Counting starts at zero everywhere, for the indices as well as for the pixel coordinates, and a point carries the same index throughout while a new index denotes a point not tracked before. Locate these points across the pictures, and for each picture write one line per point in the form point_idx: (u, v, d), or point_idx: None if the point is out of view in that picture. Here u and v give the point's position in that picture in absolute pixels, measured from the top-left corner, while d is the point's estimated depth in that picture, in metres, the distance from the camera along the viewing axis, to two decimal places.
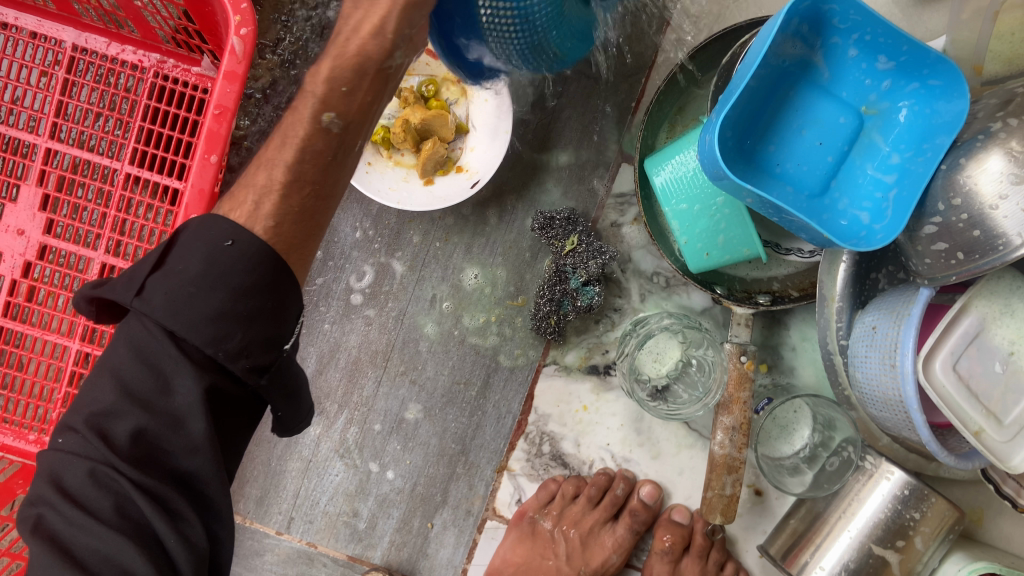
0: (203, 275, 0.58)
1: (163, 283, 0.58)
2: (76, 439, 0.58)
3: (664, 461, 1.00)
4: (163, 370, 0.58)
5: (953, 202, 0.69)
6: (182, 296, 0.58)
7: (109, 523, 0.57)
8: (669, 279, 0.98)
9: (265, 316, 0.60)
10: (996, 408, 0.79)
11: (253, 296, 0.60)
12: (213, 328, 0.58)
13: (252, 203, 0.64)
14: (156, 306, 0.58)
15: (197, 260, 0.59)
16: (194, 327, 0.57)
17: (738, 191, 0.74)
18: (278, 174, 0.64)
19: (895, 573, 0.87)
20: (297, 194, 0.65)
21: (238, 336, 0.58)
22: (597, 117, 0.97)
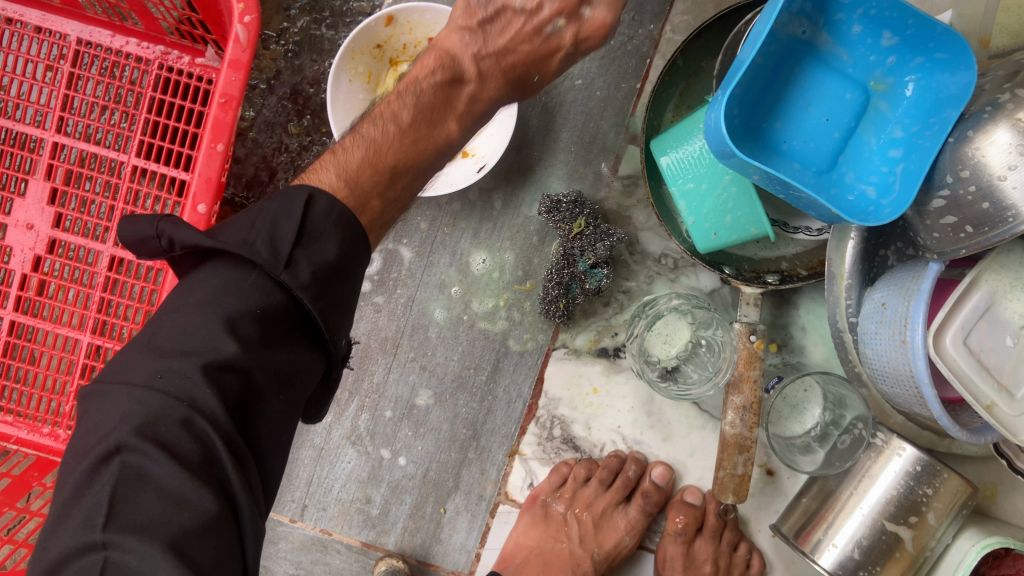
0: (340, 258, 0.62)
1: (309, 257, 0.59)
2: (180, 385, 0.54)
3: (675, 443, 1.01)
4: (280, 338, 0.59)
5: (961, 175, 0.69)
6: (324, 276, 0.60)
7: (193, 473, 0.52)
8: (678, 260, 0.98)
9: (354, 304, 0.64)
10: (1008, 382, 0.79)
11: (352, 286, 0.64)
12: (333, 314, 0.61)
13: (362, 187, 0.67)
14: (305, 279, 0.58)
15: (333, 243, 0.62)
16: (324, 309, 0.60)
17: (744, 168, 0.74)
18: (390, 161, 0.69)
19: (908, 549, 0.87)
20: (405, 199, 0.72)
21: (342, 321, 0.62)
22: (602, 100, 0.97)
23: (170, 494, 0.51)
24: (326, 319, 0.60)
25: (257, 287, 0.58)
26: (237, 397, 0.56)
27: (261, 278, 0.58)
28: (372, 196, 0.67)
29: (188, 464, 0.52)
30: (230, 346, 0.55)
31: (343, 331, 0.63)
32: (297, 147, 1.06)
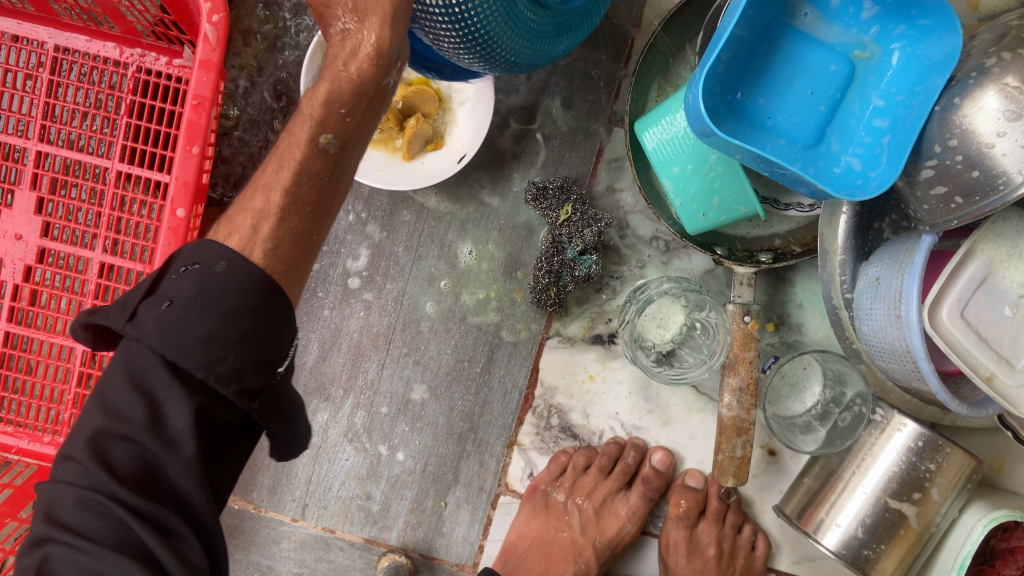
0: (197, 296, 0.56)
1: (154, 309, 0.56)
2: (75, 467, 0.55)
3: (674, 427, 1.00)
4: (156, 396, 0.56)
5: (950, 143, 0.67)
6: (171, 319, 0.55)
7: (107, 546, 0.54)
8: (669, 242, 0.97)
9: (259, 339, 0.57)
10: (1008, 353, 0.77)
11: (245, 320, 0.57)
12: (205, 351, 0.55)
13: (249, 227, 0.60)
14: (148, 331, 0.55)
15: (189, 285, 0.57)
16: (183, 350, 0.55)
17: (727, 147, 0.72)
18: (275, 197, 0.60)
19: (913, 526, 0.86)
20: (296, 216, 0.61)
21: (230, 359, 0.56)
22: (584, 83, 0.95)
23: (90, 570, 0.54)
24: (193, 361, 0.55)
25: (129, 356, 0.57)
26: (140, 469, 0.56)
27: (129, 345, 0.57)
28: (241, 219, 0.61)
29: (95, 541, 0.54)
30: (108, 418, 0.56)
31: (244, 369, 0.56)
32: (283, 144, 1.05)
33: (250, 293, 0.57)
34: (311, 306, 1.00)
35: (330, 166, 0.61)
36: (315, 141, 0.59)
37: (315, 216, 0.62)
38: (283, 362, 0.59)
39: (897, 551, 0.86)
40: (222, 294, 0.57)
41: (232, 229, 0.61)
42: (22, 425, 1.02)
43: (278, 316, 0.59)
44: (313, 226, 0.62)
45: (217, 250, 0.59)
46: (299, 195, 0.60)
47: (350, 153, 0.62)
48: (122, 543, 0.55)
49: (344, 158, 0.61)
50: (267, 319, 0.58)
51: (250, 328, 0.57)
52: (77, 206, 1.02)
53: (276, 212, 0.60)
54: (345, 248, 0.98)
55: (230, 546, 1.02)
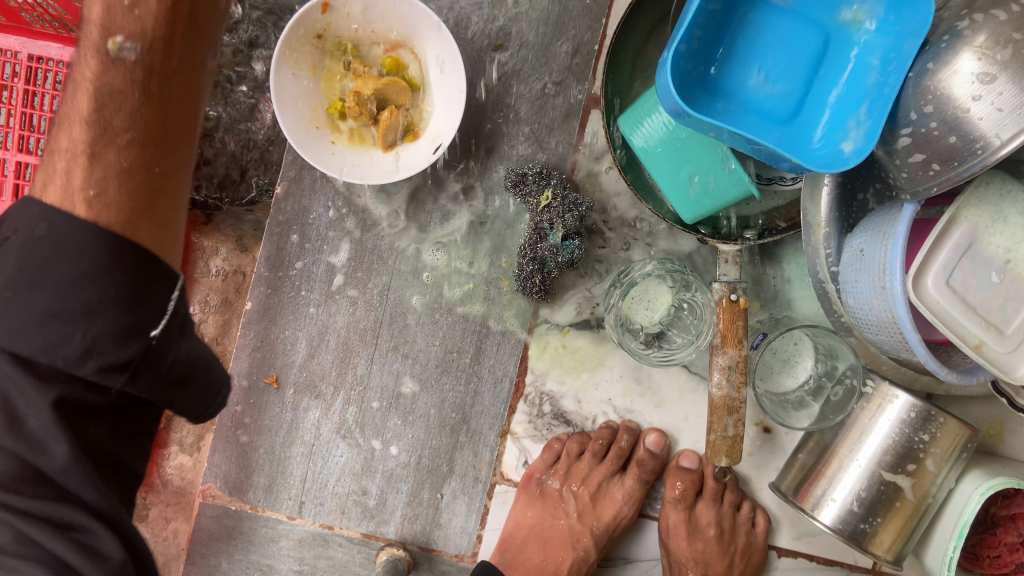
0: (21, 270, 0.54)
1: (2, 303, 0.54)
2: None
3: (667, 408, 0.99)
4: (9, 398, 0.55)
5: (926, 109, 0.67)
6: (0, 306, 0.54)
7: (10, 550, 0.57)
8: (654, 224, 0.96)
9: (114, 303, 0.55)
10: (996, 319, 0.76)
11: (89, 290, 0.54)
12: (45, 335, 0.54)
13: (60, 173, 0.57)
14: (0, 330, 0.54)
15: (12, 269, 0.54)
16: (23, 337, 0.54)
17: (700, 124, 0.72)
18: (78, 134, 0.57)
19: (909, 498, 0.85)
20: (112, 148, 0.57)
21: (78, 337, 0.54)
22: (560, 65, 0.94)
23: (4, 568, 0.57)
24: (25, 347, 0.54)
25: None
26: (21, 470, 0.57)
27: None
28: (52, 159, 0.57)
29: (1, 549, 0.57)
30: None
31: (96, 344, 0.55)
32: (263, 141, 1.04)
33: (86, 256, 0.55)
34: (297, 304, 0.99)
35: (134, 77, 0.57)
36: (112, 51, 0.56)
37: (167, 142, 0.60)
38: (156, 325, 0.58)
39: (893, 524, 0.85)
40: (60, 265, 0.54)
41: (49, 178, 0.57)
42: None
43: (146, 281, 0.57)
44: (146, 153, 0.59)
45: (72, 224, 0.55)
46: (110, 120, 0.57)
47: (171, 50, 0.58)
48: (26, 541, 0.57)
49: (160, 64, 0.58)
50: (133, 279, 0.57)
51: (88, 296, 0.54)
52: None
53: (98, 145, 0.57)
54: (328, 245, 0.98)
55: (230, 547, 1.02)
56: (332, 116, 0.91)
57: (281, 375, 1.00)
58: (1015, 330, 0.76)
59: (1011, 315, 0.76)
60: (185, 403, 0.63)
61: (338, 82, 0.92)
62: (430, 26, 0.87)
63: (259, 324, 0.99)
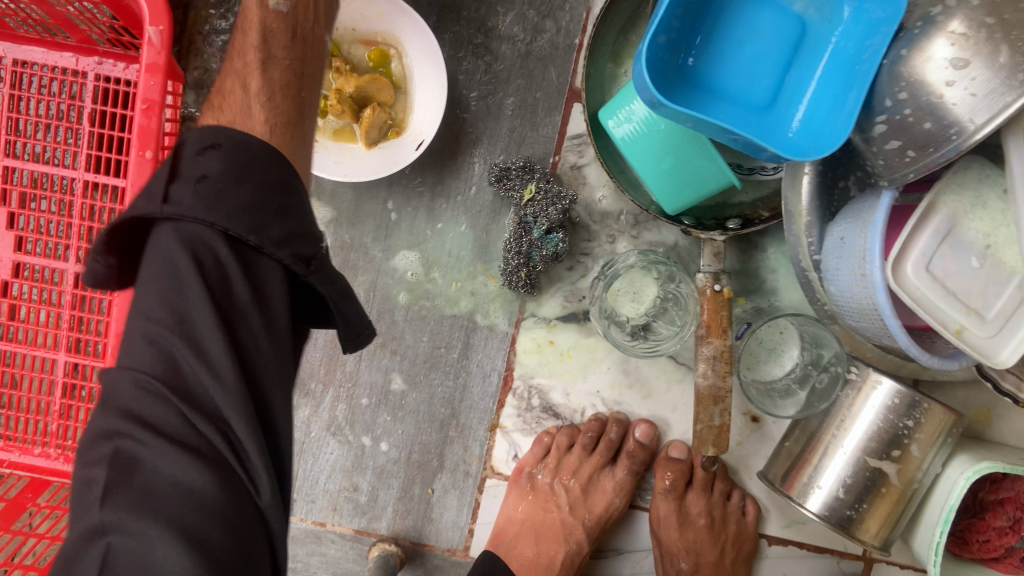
0: (227, 177, 0.54)
1: (186, 188, 0.53)
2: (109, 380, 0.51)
3: (655, 399, 1.00)
4: (202, 269, 0.52)
5: (900, 96, 0.67)
6: (209, 191, 0.53)
7: (176, 442, 0.49)
8: (638, 216, 0.96)
9: (275, 211, 0.55)
10: (977, 304, 0.76)
11: (275, 194, 0.56)
12: (250, 218, 0.53)
13: (239, 87, 0.64)
14: (189, 204, 0.52)
15: (215, 160, 0.55)
16: (227, 218, 0.52)
17: (676, 116, 0.72)
18: (252, 56, 0.64)
19: (894, 484, 0.85)
20: (277, 69, 0.64)
21: (277, 226, 0.55)
22: (541, 59, 0.94)
23: (158, 461, 0.48)
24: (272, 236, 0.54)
25: (179, 236, 0.52)
26: (194, 334, 0.51)
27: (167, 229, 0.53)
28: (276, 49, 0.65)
29: (166, 434, 0.49)
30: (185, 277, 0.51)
31: (280, 224, 0.55)
32: None
33: (274, 170, 0.57)
34: None
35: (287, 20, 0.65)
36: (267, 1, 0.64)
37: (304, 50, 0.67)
38: (323, 238, 0.60)
39: (880, 510, 0.86)
40: (251, 167, 0.56)
41: (226, 92, 0.64)
42: (12, 438, 1.02)
43: (303, 204, 0.58)
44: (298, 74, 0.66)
45: (235, 134, 0.57)
46: (272, 50, 0.64)
47: (314, 13, 0.67)
48: (195, 442, 0.49)
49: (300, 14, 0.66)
50: (274, 196, 0.56)
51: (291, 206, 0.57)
52: (48, 219, 1.02)
53: (259, 65, 0.64)
54: None
55: None
56: (314, 113, 0.91)
57: (271, 374, 1.01)
58: (996, 315, 0.77)
59: (992, 300, 0.77)
60: (342, 319, 0.61)
61: (321, 79, 0.92)
62: (411, 22, 0.87)
63: None
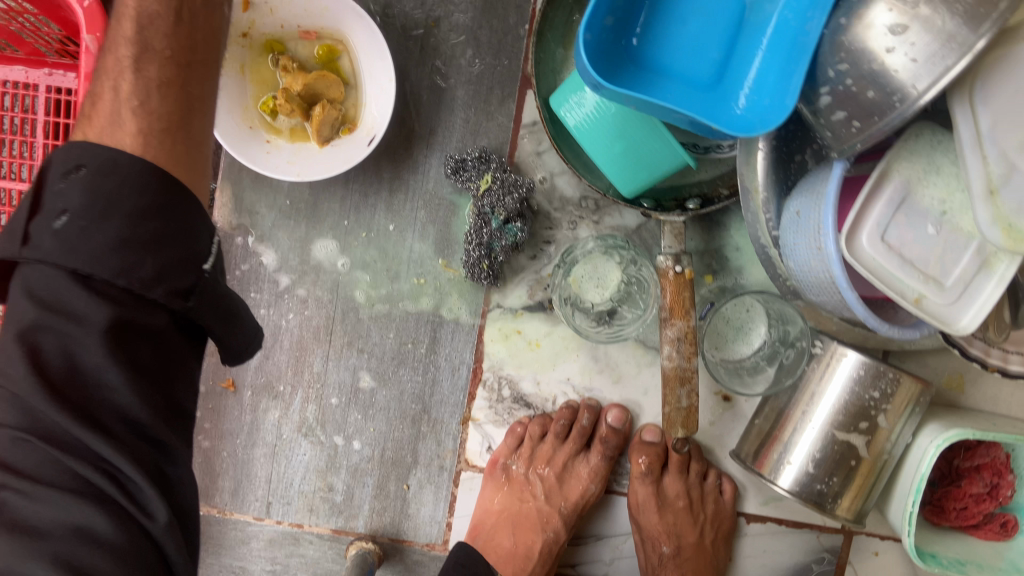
0: (92, 206, 0.53)
1: (47, 225, 0.53)
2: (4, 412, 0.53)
3: (626, 384, 0.99)
4: (73, 311, 0.52)
5: (841, 66, 0.67)
6: (72, 232, 0.52)
7: (56, 486, 0.52)
8: (598, 200, 0.95)
9: (170, 240, 0.55)
10: (935, 272, 0.75)
11: (152, 219, 0.54)
12: (119, 259, 0.53)
13: (109, 91, 0.58)
14: (50, 248, 0.52)
15: (78, 192, 0.53)
16: (100, 260, 0.52)
17: (621, 98, 0.72)
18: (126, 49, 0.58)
19: (863, 456, 0.85)
20: (155, 65, 0.58)
21: (149, 263, 0.54)
22: (491, 46, 0.93)
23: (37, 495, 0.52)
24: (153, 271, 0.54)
25: (48, 279, 0.53)
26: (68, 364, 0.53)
27: (46, 269, 0.53)
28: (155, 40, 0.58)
29: (50, 480, 0.52)
30: (49, 314, 0.52)
31: (156, 275, 0.54)
32: None
33: (144, 191, 0.55)
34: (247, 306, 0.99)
35: (170, 5, 0.59)
36: None
37: (190, 100, 0.60)
38: (207, 259, 0.57)
39: (849, 482, 0.86)
40: (122, 189, 0.54)
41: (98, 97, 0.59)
42: None
43: (192, 224, 0.57)
44: (180, 75, 0.59)
45: (103, 150, 0.55)
46: (149, 40, 0.58)
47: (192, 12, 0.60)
48: (79, 480, 0.53)
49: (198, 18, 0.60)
50: (156, 228, 0.55)
51: (176, 228, 0.56)
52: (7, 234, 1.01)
53: (133, 62, 0.58)
54: (273, 245, 0.97)
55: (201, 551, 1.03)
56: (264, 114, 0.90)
57: (237, 378, 1.00)
58: (955, 282, 0.76)
59: (950, 267, 0.76)
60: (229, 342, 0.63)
61: (271, 80, 0.91)
62: (356, 16, 0.86)
63: None
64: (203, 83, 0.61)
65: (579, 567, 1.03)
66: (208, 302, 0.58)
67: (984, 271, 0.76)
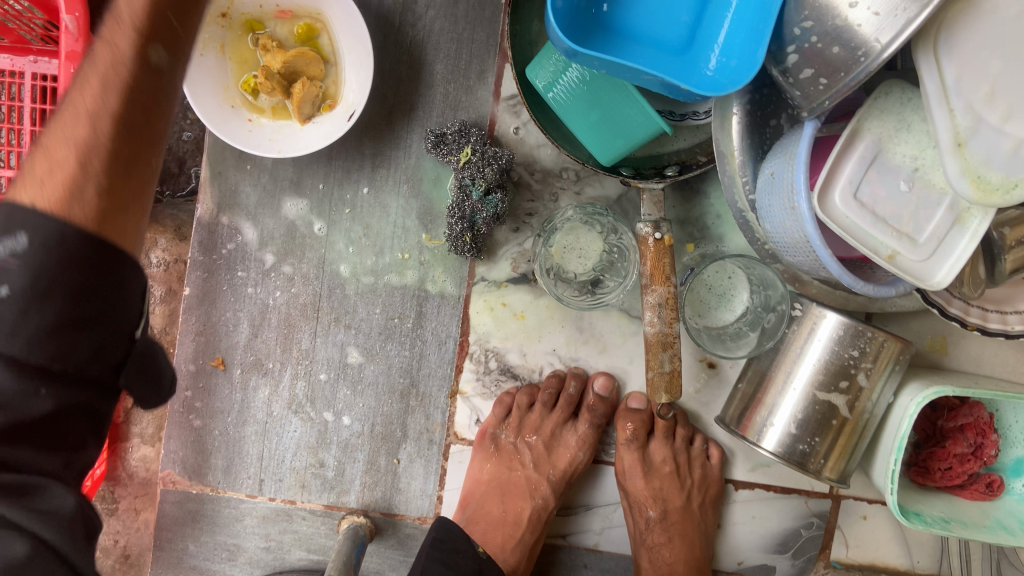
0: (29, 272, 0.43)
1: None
2: None
3: (612, 353, 1.00)
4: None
5: (806, 24, 0.67)
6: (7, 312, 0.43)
7: None
8: (578, 172, 0.96)
9: (106, 320, 0.46)
10: (908, 228, 0.76)
11: (92, 299, 0.46)
12: (56, 341, 0.44)
13: (72, 161, 0.47)
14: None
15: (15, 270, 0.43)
16: (32, 344, 0.43)
17: (589, 61, 0.73)
18: (100, 124, 0.48)
19: (844, 415, 0.85)
20: (125, 144, 0.49)
21: (85, 342, 0.46)
22: (468, 21, 0.94)
23: None
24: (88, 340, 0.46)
25: None
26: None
27: None
28: (119, 146, 0.49)
29: None
30: None
31: (90, 344, 0.46)
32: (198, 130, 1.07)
33: (76, 265, 0.45)
34: (234, 285, 1.00)
35: (131, 62, 0.49)
36: (145, 50, 0.50)
37: (137, 144, 0.50)
38: (140, 324, 0.50)
39: (831, 442, 0.86)
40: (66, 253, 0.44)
41: (51, 165, 0.47)
42: None
43: (128, 283, 0.48)
44: (130, 151, 0.49)
45: (48, 216, 0.44)
46: (114, 109, 0.48)
47: (160, 75, 0.51)
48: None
49: (179, 71, 0.53)
50: (93, 299, 0.46)
51: (108, 297, 0.47)
52: None
53: (67, 179, 0.46)
54: (259, 223, 0.99)
55: (195, 529, 1.04)
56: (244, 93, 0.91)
57: (227, 357, 1.01)
58: (928, 238, 0.76)
59: (923, 224, 0.76)
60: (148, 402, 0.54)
61: (251, 59, 0.92)
62: None
63: (200, 308, 1.00)
64: (156, 140, 0.52)
65: (570, 536, 1.04)
66: (140, 370, 0.52)
67: (957, 227, 0.77)
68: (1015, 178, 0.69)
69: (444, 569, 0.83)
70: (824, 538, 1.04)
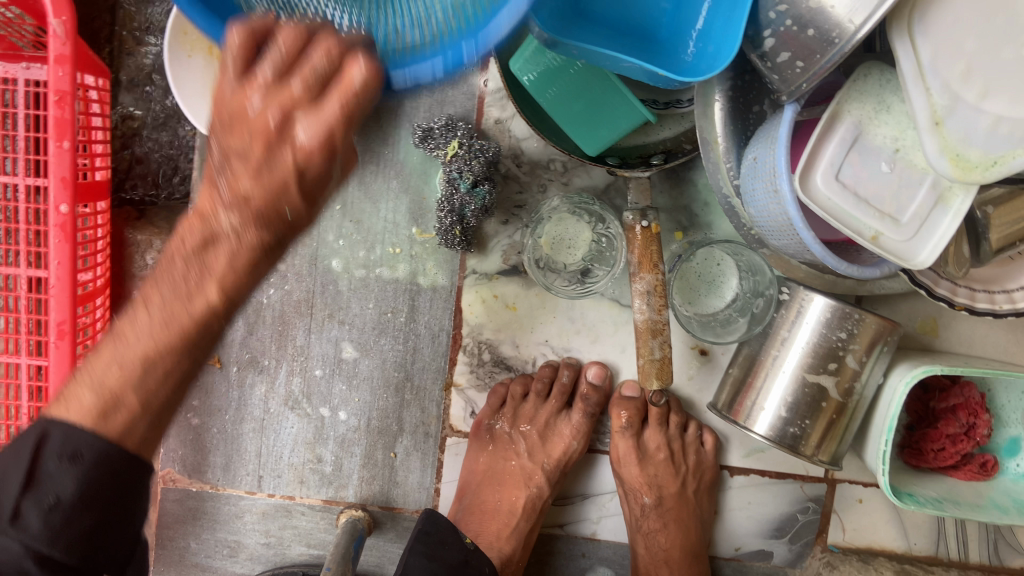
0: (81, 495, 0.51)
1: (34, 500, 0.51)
2: None
3: (604, 343, 1.01)
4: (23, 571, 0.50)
5: (780, 8, 0.68)
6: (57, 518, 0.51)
7: None
8: (566, 163, 0.97)
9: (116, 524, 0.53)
10: (891, 209, 0.77)
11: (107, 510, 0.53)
12: (82, 547, 0.52)
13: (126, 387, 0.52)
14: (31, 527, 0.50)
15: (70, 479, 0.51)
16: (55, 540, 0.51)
17: (569, 50, 0.74)
18: (164, 352, 0.52)
19: (834, 397, 0.86)
20: (180, 366, 0.54)
21: (102, 546, 0.53)
22: None
23: None
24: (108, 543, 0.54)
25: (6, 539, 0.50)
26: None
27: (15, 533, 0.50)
28: (174, 365, 0.53)
29: None
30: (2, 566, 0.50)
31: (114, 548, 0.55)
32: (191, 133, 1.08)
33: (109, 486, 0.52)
34: None
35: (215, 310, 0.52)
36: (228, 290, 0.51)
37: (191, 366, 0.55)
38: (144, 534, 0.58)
39: (821, 424, 0.87)
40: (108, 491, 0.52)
41: (104, 385, 0.52)
42: None
43: (140, 504, 0.55)
44: (185, 370, 0.55)
45: (100, 440, 0.52)
46: (182, 344, 0.53)
47: (231, 303, 0.53)
48: None
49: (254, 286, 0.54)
50: (119, 508, 0.53)
51: (126, 508, 0.54)
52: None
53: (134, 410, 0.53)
54: None
55: (196, 527, 1.05)
56: None
57: (223, 355, 1.03)
58: (911, 218, 0.77)
59: (906, 204, 0.77)
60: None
61: None
62: None
63: None
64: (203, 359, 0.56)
65: (567, 526, 1.05)
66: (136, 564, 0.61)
67: (940, 207, 0.77)
68: (996, 156, 0.68)
69: (427, 563, 0.84)
70: (820, 522, 1.05)
